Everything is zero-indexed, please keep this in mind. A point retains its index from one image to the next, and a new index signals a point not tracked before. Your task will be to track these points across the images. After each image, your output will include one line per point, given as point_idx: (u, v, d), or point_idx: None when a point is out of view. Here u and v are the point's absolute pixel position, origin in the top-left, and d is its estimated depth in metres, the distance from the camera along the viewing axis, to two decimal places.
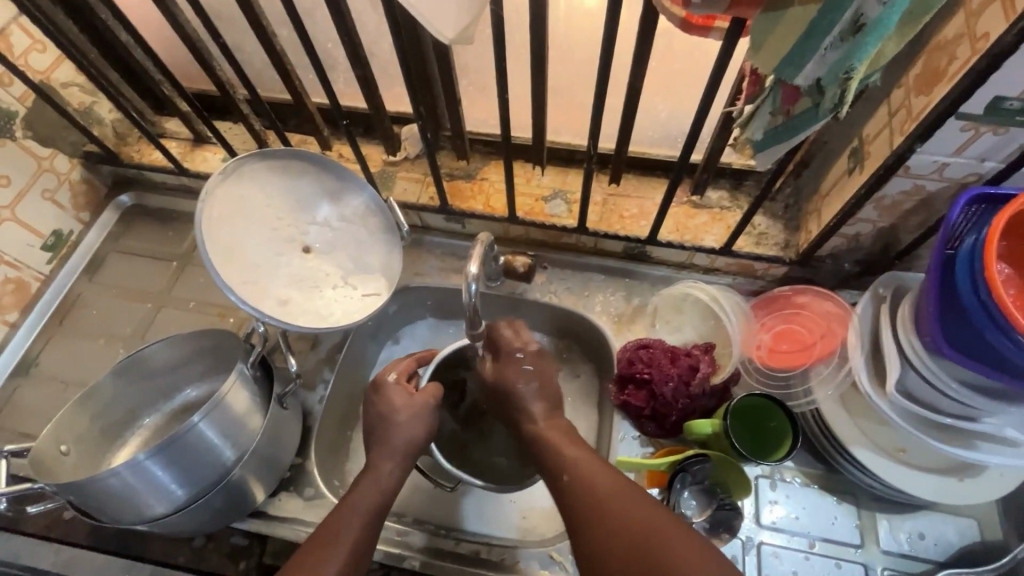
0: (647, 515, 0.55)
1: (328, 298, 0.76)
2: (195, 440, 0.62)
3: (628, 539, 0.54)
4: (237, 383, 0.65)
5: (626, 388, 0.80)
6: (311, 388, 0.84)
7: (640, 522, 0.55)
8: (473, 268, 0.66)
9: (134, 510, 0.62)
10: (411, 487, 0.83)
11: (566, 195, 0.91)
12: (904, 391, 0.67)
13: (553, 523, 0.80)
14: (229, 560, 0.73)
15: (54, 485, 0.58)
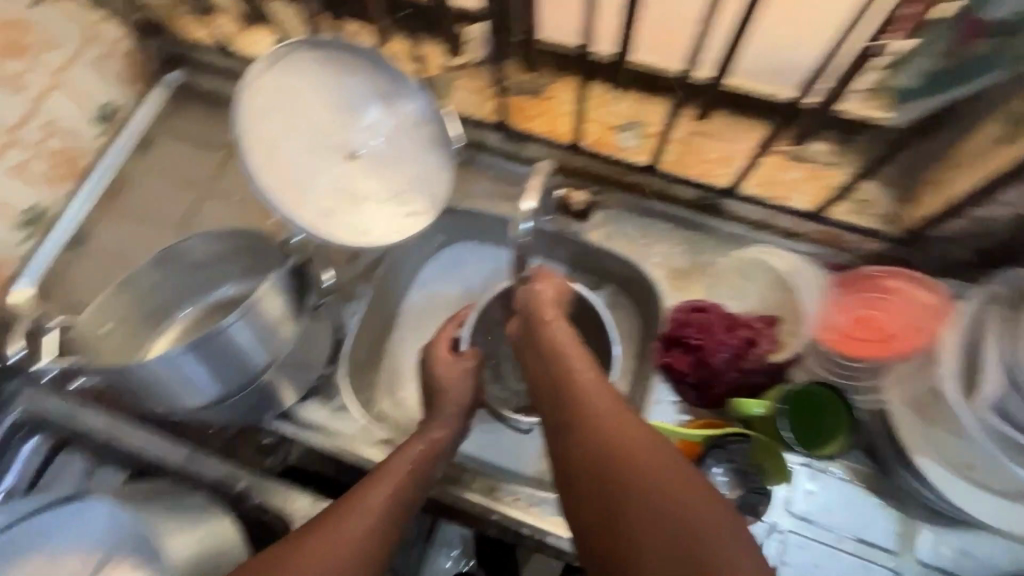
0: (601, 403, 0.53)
1: (369, 211, 0.71)
2: (228, 341, 0.62)
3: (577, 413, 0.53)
4: (272, 289, 0.63)
5: (670, 350, 0.74)
6: (347, 301, 0.82)
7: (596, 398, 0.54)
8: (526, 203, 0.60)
9: (169, 399, 0.64)
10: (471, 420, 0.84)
11: (640, 127, 0.81)
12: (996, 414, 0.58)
13: None
14: (257, 455, 0.77)
15: (92, 367, 0.59)
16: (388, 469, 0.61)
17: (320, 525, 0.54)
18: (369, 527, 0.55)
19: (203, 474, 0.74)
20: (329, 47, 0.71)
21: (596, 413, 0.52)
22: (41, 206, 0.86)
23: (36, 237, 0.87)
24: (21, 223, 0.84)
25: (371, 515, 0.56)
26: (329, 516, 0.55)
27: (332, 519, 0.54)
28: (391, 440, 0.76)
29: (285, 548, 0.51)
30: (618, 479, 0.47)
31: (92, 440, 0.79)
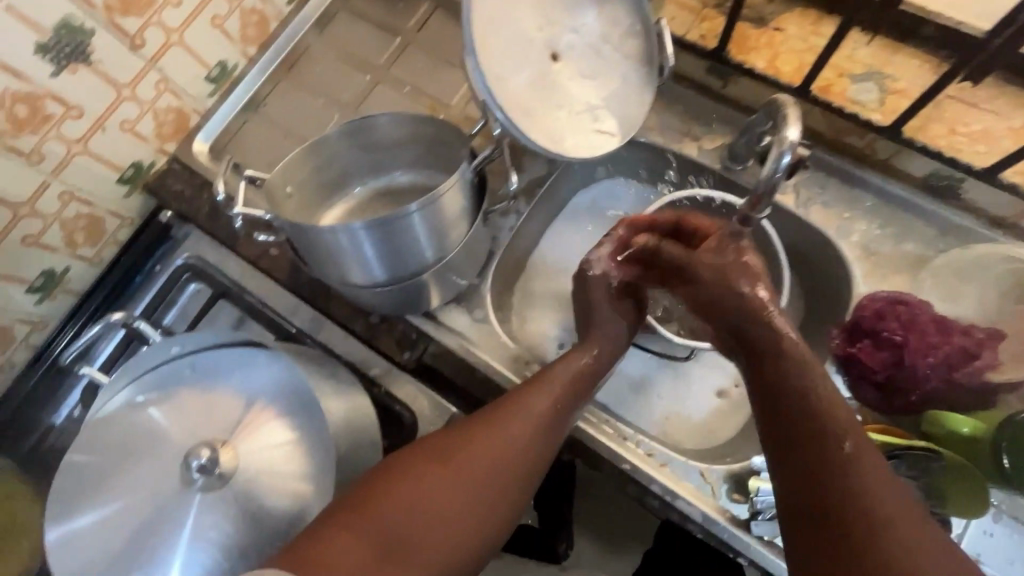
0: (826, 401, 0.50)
1: (562, 119, 0.65)
2: (406, 228, 0.59)
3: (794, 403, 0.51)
4: (458, 183, 0.59)
5: (857, 341, 0.65)
6: (505, 215, 0.78)
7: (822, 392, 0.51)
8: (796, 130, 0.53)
9: (339, 272, 0.63)
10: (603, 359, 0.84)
11: (883, 80, 0.68)
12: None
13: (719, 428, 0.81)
14: (396, 346, 0.75)
15: (280, 221, 0.59)
16: (539, 389, 0.59)
17: (480, 426, 0.55)
18: (514, 445, 0.55)
19: (343, 353, 0.76)
20: None
21: (836, 420, 0.49)
22: (228, 64, 0.88)
23: (219, 95, 0.89)
24: (210, 78, 0.87)
25: (514, 440, 0.55)
26: (484, 423, 0.55)
27: (491, 425, 0.55)
28: (528, 363, 0.73)
29: (446, 451, 0.53)
30: (833, 472, 0.47)
31: (246, 297, 0.80)
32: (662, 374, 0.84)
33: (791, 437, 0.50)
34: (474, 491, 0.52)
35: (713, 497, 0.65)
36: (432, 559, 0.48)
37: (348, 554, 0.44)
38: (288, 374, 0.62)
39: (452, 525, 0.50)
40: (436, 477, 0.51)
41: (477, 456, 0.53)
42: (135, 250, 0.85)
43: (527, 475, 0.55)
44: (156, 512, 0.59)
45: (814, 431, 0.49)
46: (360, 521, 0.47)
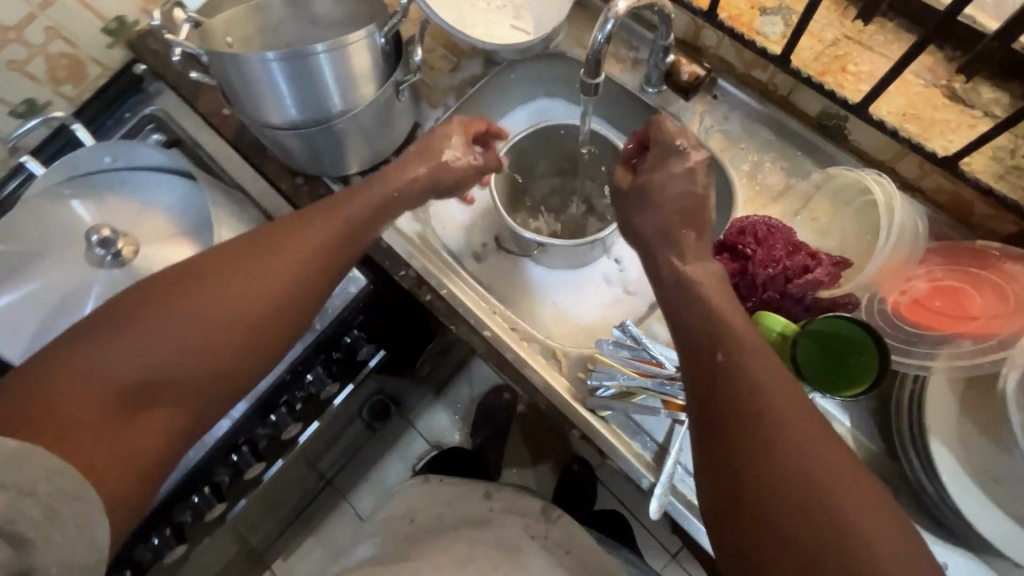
0: (789, 405, 0.44)
1: (483, 12, 0.73)
2: (313, 75, 0.66)
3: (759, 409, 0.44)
4: (364, 42, 0.66)
5: (718, 256, 0.69)
6: (431, 105, 0.85)
7: (778, 393, 0.45)
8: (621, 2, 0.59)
9: (258, 109, 0.71)
10: (497, 262, 0.88)
11: (789, 16, 0.72)
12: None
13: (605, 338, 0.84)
14: (314, 206, 0.83)
15: (204, 53, 0.66)
16: (312, 221, 0.61)
17: (239, 260, 0.57)
18: (285, 271, 0.58)
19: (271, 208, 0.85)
20: None
21: (798, 426, 0.43)
22: None
23: None
24: None
25: (282, 263, 0.58)
26: (245, 256, 0.58)
27: (259, 255, 0.57)
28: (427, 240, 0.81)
29: (189, 276, 0.55)
30: (800, 489, 0.41)
31: (196, 149, 0.89)
32: (559, 281, 0.87)
33: (745, 417, 0.44)
34: (231, 312, 0.55)
35: (557, 372, 0.72)
36: (205, 369, 0.53)
37: (130, 342, 0.50)
38: (206, 202, 0.71)
39: (226, 337, 0.54)
40: (170, 310, 0.53)
41: (227, 288, 0.55)
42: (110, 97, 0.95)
43: (304, 299, 0.59)
44: (71, 297, 0.67)
45: (717, 345, 0.48)
46: (145, 323, 0.51)
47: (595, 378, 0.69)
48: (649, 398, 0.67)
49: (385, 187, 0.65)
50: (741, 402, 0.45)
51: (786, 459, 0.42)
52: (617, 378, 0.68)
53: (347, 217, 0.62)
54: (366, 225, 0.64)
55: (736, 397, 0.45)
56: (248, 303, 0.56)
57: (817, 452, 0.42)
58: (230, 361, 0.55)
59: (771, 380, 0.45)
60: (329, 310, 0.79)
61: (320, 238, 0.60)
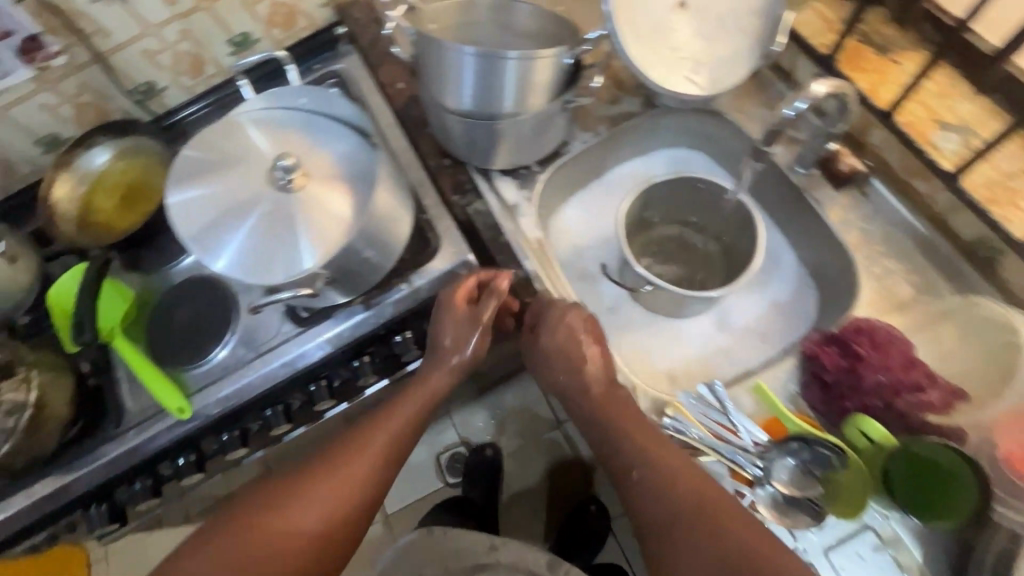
0: (696, 492, 0.61)
1: (664, 54, 0.76)
2: (499, 75, 0.73)
3: (693, 506, 0.60)
4: (552, 58, 0.72)
5: (826, 347, 0.69)
6: (583, 128, 0.90)
7: (690, 493, 0.61)
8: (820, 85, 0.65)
9: (439, 90, 0.78)
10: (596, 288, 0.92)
11: (967, 136, 0.73)
12: None
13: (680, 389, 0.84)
14: (452, 188, 0.90)
15: (416, 35, 0.75)
16: (429, 382, 0.79)
17: (347, 442, 0.76)
18: (382, 453, 0.75)
19: None
20: None
21: (714, 516, 0.58)
22: None
23: None
24: None
25: (375, 451, 0.75)
26: (343, 445, 0.75)
27: (356, 443, 0.75)
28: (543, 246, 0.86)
29: (289, 484, 0.72)
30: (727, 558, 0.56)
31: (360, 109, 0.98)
32: (649, 321, 0.88)
33: (669, 510, 0.61)
34: (333, 498, 0.71)
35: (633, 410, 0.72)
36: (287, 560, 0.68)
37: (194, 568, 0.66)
38: (367, 157, 0.77)
39: (318, 529, 0.70)
40: (308, 487, 0.71)
41: (340, 471, 0.73)
42: (305, 46, 1.07)
43: (375, 491, 0.74)
44: (241, 202, 0.76)
45: (635, 467, 0.64)
46: (233, 531, 0.68)
47: (669, 424, 0.69)
48: (715, 462, 0.68)
49: (483, 340, 0.79)
50: (654, 523, 0.62)
51: (716, 544, 0.57)
52: (690, 431, 0.68)
53: (450, 370, 0.79)
54: (466, 369, 0.79)
55: (661, 498, 0.61)
56: (376, 465, 0.75)
57: (736, 528, 0.57)
58: (332, 532, 0.70)
59: (678, 478, 0.62)
60: (436, 283, 0.86)
61: (410, 433, 0.78)
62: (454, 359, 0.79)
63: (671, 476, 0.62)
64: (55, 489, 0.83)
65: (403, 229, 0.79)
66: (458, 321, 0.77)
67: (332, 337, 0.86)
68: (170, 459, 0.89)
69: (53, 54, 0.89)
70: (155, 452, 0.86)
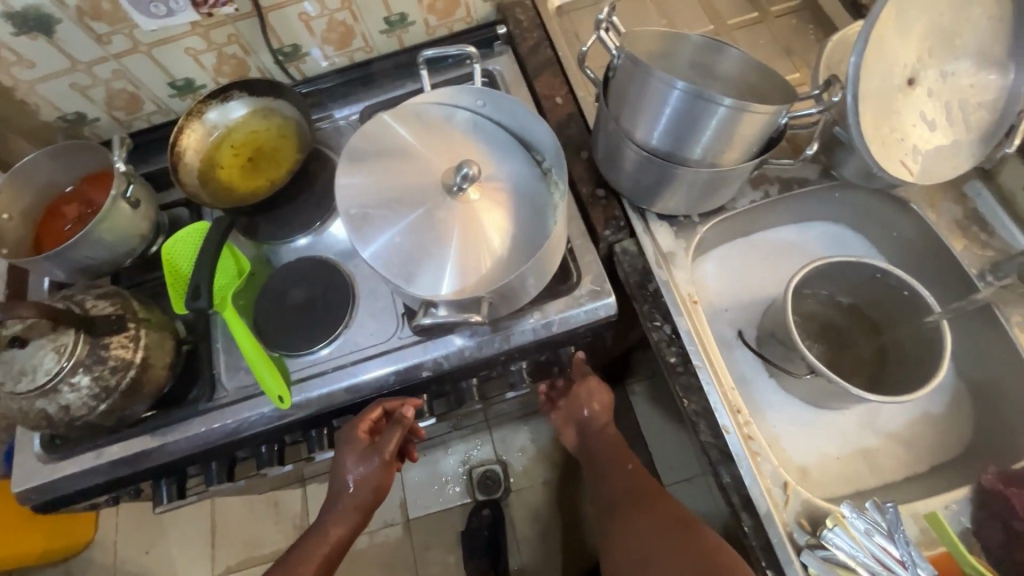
0: (640, 479, 0.85)
1: (889, 135, 0.69)
2: (710, 120, 0.67)
3: (639, 485, 0.84)
4: (773, 116, 0.66)
5: (1012, 487, 0.63)
6: (752, 187, 0.84)
7: (638, 478, 0.85)
8: None
9: (629, 118, 0.73)
10: (732, 357, 0.85)
11: None
12: None
13: (816, 489, 0.77)
14: (602, 223, 0.85)
15: (623, 57, 0.69)
16: (325, 523, 0.83)
17: (306, 535, 0.84)
18: (334, 532, 0.82)
19: None
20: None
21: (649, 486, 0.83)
22: None
23: None
24: None
25: (328, 532, 0.82)
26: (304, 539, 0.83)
27: (318, 532, 0.83)
28: (697, 304, 0.79)
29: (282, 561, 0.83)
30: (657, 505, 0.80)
31: None
32: (789, 405, 0.81)
33: (628, 482, 0.85)
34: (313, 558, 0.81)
35: (782, 509, 0.66)
36: None
37: None
38: (540, 183, 0.73)
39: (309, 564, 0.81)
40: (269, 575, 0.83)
41: (309, 549, 0.82)
42: (459, 39, 1.02)
43: (344, 542, 0.84)
44: (407, 194, 0.71)
45: (619, 464, 0.88)
46: None
47: (829, 539, 0.62)
48: None
49: (367, 478, 0.82)
50: (625, 515, 0.81)
51: (655, 502, 0.80)
52: (857, 552, 0.61)
53: (355, 503, 0.82)
54: (370, 500, 0.83)
55: (621, 485, 0.85)
56: (324, 549, 0.82)
57: (652, 491, 0.82)
58: None
59: (637, 476, 0.86)
60: (571, 319, 0.80)
61: (346, 524, 0.82)
62: (350, 490, 0.82)
63: (630, 477, 0.86)
64: (136, 453, 0.78)
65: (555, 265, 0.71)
66: (357, 454, 0.81)
67: (448, 356, 0.80)
68: (251, 445, 0.85)
69: (223, 3, 0.85)
70: (240, 436, 0.81)
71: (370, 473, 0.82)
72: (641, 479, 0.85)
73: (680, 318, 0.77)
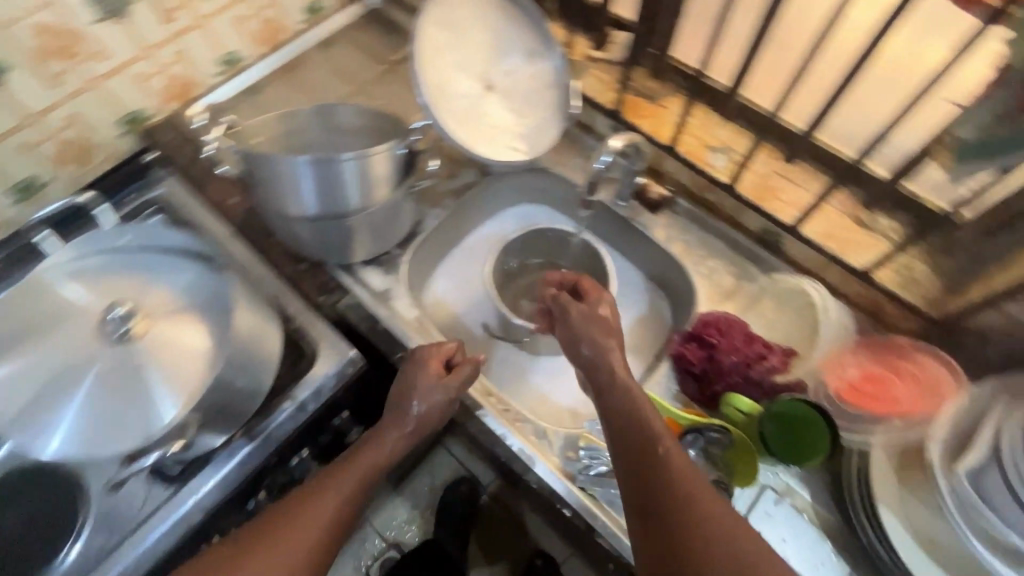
0: (693, 487, 0.57)
1: (487, 133, 0.84)
2: (340, 176, 0.73)
3: (703, 507, 0.55)
4: (389, 151, 0.75)
5: (687, 343, 0.80)
6: (431, 206, 0.95)
7: (694, 486, 0.57)
8: (614, 140, 0.82)
9: (280, 200, 0.76)
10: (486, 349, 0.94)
11: (731, 154, 0.90)
12: (948, 485, 0.64)
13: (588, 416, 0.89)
14: (315, 291, 0.89)
15: (240, 154, 0.75)
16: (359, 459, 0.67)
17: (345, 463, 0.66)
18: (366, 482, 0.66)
19: None
20: (520, 10, 0.88)
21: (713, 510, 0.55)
22: (236, 56, 1.03)
23: (225, 75, 1.03)
24: (221, 60, 1.01)
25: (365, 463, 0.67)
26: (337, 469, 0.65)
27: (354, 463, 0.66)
28: (425, 323, 0.86)
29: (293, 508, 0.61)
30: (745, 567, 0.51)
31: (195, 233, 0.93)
32: (542, 363, 0.93)
33: (665, 498, 0.56)
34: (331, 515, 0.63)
35: (549, 451, 0.77)
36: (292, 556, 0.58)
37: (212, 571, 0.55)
38: (207, 281, 0.76)
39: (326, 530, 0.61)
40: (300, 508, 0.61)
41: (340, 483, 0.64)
42: (106, 180, 0.96)
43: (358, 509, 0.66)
44: (69, 370, 0.68)
45: (655, 451, 0.59)
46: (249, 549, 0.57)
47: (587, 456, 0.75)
48: None
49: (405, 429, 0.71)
50: (678, 505, 0.55)
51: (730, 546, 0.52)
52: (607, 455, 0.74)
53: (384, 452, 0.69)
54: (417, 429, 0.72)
55: (668, 489, 0.56)
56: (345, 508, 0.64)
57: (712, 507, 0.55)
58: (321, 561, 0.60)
59: (694, 483, 0.57)
60: (323, 389, 0.81)
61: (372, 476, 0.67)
62: (415, 424, 0.72)
63: (687, 464, 0.59)
64: None
65: (271, 346, 0.73)
66: (432, 378, 0.74)
67: (215, 490, 0.75)
68: None
69: None
70: None
71: (439, 406, 0.73)
72: (702, 488, 0.57)
73: (414, 342, 0.84)
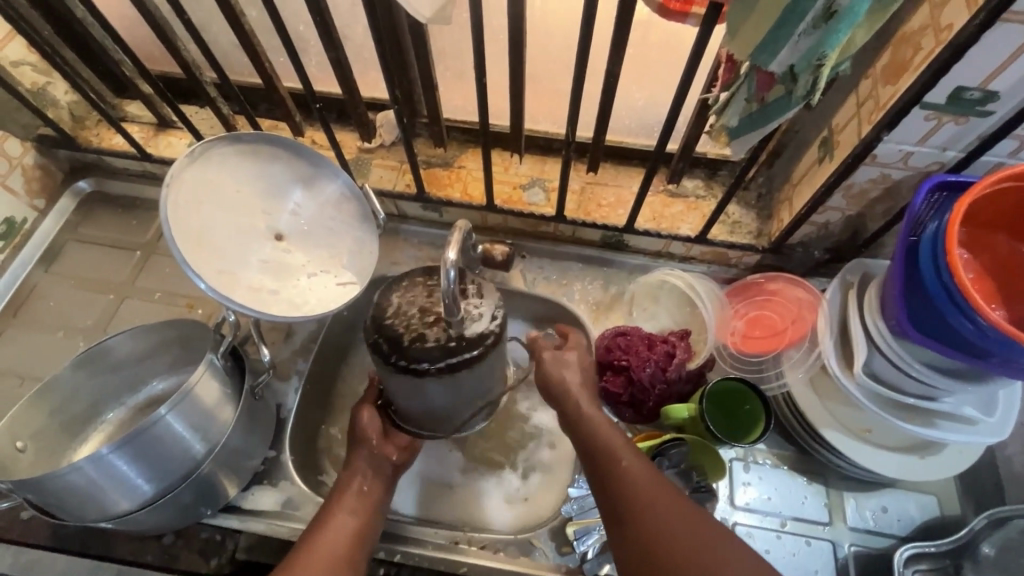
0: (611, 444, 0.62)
1: (303, 287, 0.73)
2: (162, 433, 0.59)
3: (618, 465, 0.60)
4: (206, 373, 0.62)
5: (604, 375, 0.80)
6: (284, 379, 0.82)
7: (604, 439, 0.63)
8: (452, 253, 0.58)
9: (97, 506, 0.59)
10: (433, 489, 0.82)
11: (544, 183, 0.91)
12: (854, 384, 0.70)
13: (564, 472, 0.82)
14: (200, 556, 0.72)
15: (10, 485, 0.56)
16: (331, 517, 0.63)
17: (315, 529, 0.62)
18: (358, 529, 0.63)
19: None
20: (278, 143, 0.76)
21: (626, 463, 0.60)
22: None
23: None
24: None
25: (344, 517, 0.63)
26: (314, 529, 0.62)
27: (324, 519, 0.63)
28: None
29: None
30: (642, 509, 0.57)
31: None
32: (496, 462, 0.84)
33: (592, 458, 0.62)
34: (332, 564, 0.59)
35: (545, 559, 0.71)
36: None
37: None
38: None
39: None
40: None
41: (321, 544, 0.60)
42: None
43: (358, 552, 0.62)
44: None
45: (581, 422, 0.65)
46: None
47: (578, 543, 0.70)
48: None
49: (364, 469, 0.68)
50: (610, 460, 0.61)
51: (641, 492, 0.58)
52: (596, 529, 0.71)
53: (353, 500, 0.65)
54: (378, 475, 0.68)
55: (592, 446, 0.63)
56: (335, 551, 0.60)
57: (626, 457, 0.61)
58: None
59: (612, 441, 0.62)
60: None
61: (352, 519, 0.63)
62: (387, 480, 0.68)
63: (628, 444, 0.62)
64: None
65: None
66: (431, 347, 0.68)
67: None
68: None
69: None
70: None
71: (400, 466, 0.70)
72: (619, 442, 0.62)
73: None
